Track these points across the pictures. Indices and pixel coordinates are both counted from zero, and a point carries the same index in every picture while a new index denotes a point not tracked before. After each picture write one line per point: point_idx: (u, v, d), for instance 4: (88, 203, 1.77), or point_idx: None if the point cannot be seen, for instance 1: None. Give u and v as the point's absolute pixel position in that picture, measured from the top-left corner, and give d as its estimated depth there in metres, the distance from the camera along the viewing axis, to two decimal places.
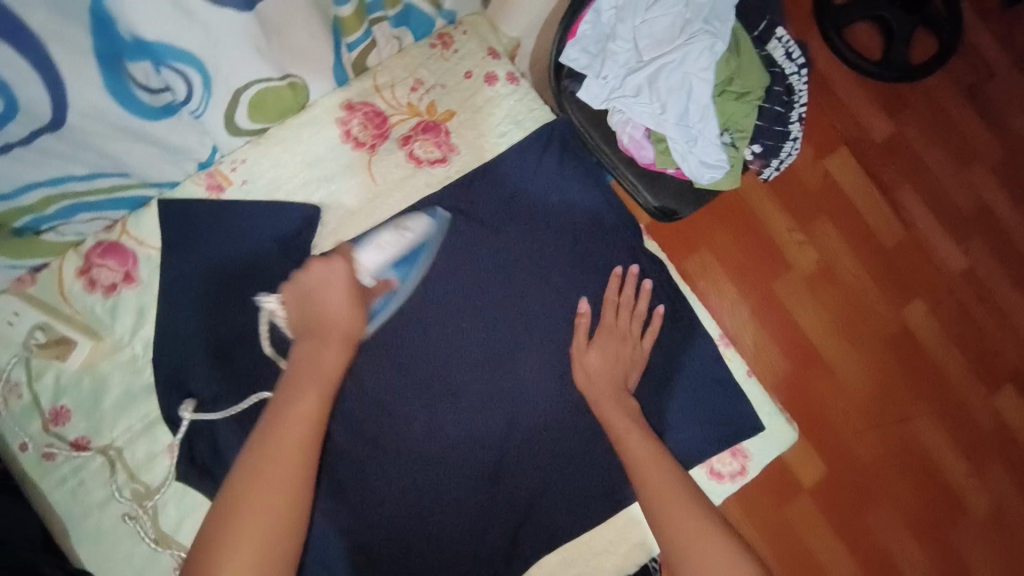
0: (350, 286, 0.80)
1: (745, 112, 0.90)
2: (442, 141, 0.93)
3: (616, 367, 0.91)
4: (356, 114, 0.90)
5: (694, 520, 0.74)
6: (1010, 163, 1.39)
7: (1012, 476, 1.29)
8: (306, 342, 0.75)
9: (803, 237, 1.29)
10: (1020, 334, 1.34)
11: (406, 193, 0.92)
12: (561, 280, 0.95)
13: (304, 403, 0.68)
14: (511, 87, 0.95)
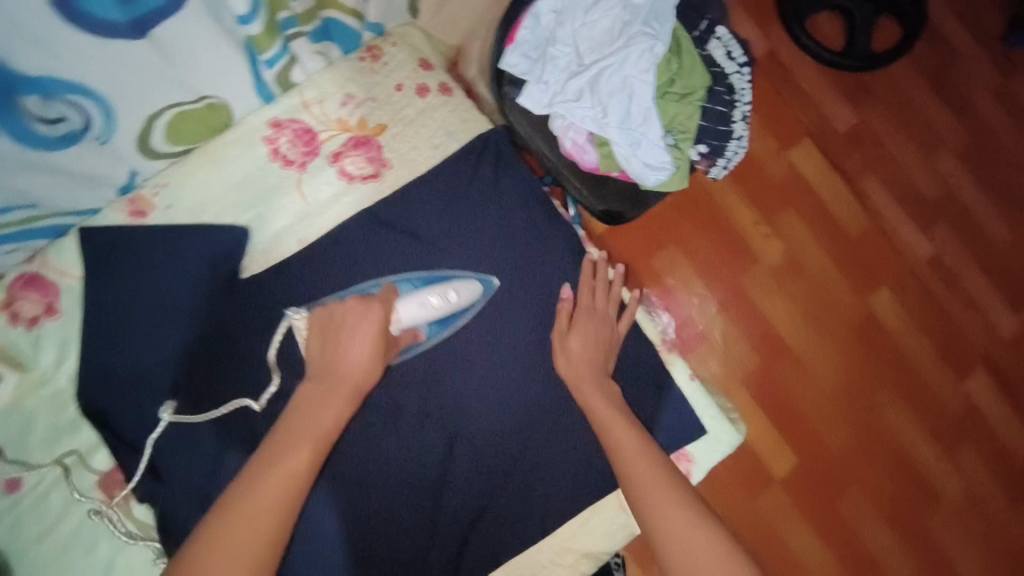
0: (371, 345, 0.80)
1: (688, 112, 0.74)
2: (374, 156, 0.95)
3: (596, 355, 0.91)
4: (285, 132, 0.93)
5: (665, 497, 0.76)
6: (978, 146, 1.38)
7: (984, 459, 1.30)
8: (320, 391, 0.76)
9: (769, 230, 1.29)
10: (988, 318, 1.34)
11: (338, 210, 0.93)
12: (522, 284, 0.95)
13: (290, 466, 0.69)
14: (442, 97, 0.99)
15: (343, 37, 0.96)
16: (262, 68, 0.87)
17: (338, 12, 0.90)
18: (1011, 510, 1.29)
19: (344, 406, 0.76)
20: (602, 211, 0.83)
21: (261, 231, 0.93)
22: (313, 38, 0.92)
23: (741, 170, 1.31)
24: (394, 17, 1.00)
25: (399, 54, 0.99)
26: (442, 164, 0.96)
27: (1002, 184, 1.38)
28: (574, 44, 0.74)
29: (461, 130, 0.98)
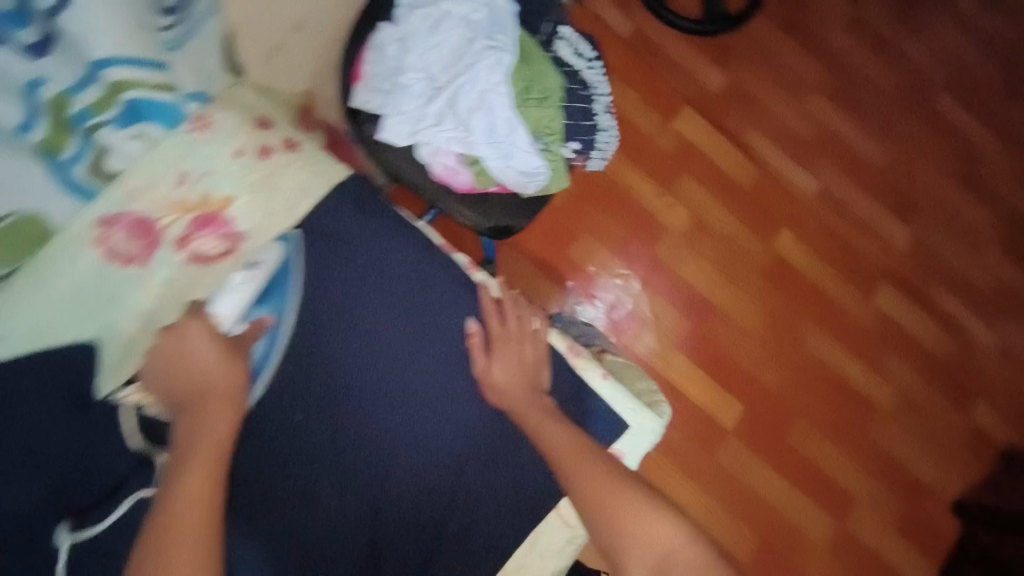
0: (215, 348, 0.63)
1: (550, 113, 0.69)
2: (229, 233, 0.66)
3: (521, 377, 0.71)
4: (114, 227, 0.62)
5: (605, 483, 0.64)
6: (838, 81, 1.48)
7: (908, 364, 1.39)
8: (184, 419, 0.60)
9: (671, 199, 1.34)
10: (883, 236, 1.43)
11: (186, 309, 0.64)
12: (414, 303, 0.71)
13: (188, 488, 0.55)
14: (291, 150, 0.69)
15: (162, 116, 0.63)
16: (68, 167, 0.58)
17: (140, 88, 0.59)
18: (939, 404, 1.39)
19: (228, 414, 0.61)
20: (491, 229, 0.72)
21: (114, 346, 0.64)
22: (117, 126, 0.60)
23: (633, 147, 1.34)
24: (214, 77, 0.68)
25: (230, 120, 0.67)
26: (306, 214, 0.70)
27: (867, 111, 1.48)
28: (423, 66, 0.67)
29: (319, 176, 0.70)
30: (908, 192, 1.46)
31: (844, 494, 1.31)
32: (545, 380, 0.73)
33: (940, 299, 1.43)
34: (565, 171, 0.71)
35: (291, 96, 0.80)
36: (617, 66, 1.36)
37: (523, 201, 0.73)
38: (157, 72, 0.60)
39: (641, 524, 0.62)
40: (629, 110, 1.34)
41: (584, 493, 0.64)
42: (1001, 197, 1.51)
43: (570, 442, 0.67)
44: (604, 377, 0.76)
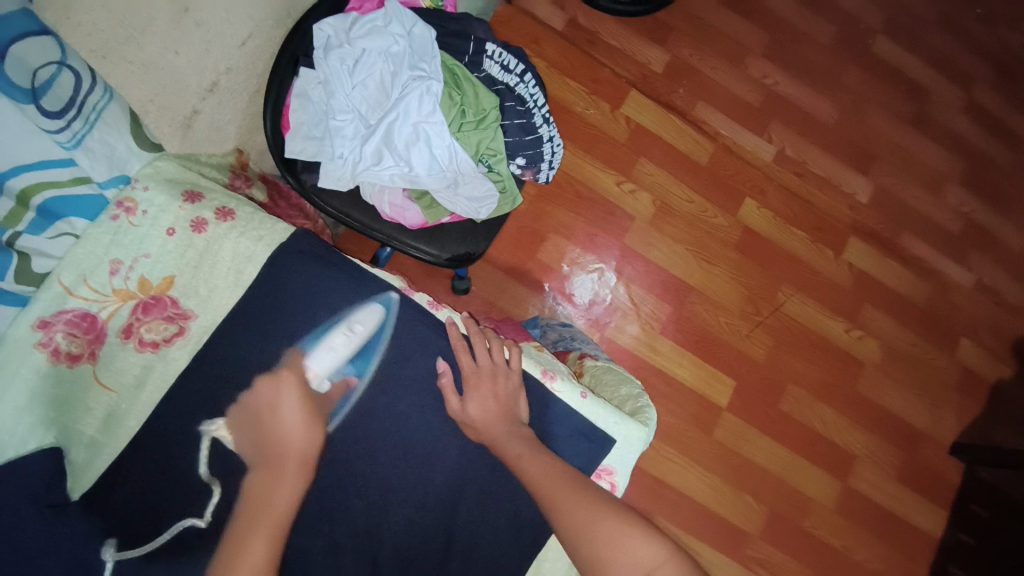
0: (303, 406, 0.63)
1: (491, 135, 0.67)
2: (173, 313, 0.64)
3: (499, 409, 0.67)
4: (55, 329, 0.60)
5: (581, 507, 0.60)
6: (778, 43, 1.48)
7: (887, 313, 1.41)
8: (258, 476, 0.61)
9: (632, 185, 1.33)
10: (845, 190, 1.44)
11: (145, 396, 0.62)
12: (378, 356, 0.68)
13: (252, 556, 0.56)
14: (228, 223, 0.66)
15: (80, 206, 0.61)
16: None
17: (52, 186, 0.57)
18: (923, 347, 1.42)
19: (296, 480, 0.61)
20: (449, 259, 0.71)
21: (79, 445, 0.61)
22: (34, 229, 0.57)
23: (587, 139, 1.32)
24: (133, 160, 0.63)
25: (157, 197, 0.64)
26: (257, 279, 0.66)
27: (811, 69, 1.49)
28: (353, 107, 0.65)
29: (262, 245, 0.66)
30: (864, 143, 1.48)
31: (842, 451, 1.33)
32: (522, 407, 0.69)
33: (908, 244, 1.46)
34: (515, 190, 0.72)
35: (224, 160, 0.74)
36: (558, 59, 1.34)
37: (481, 224, 0.72)
38: (67, 169, 0.57)
39: (622, 546, 0.58)
40: (576, 102, 1.33)
41: (560, 523, 0.60)
42: (954, 135, 1.54)
43: (544, 470, 0.63)
44: (583, 396, 0.72)
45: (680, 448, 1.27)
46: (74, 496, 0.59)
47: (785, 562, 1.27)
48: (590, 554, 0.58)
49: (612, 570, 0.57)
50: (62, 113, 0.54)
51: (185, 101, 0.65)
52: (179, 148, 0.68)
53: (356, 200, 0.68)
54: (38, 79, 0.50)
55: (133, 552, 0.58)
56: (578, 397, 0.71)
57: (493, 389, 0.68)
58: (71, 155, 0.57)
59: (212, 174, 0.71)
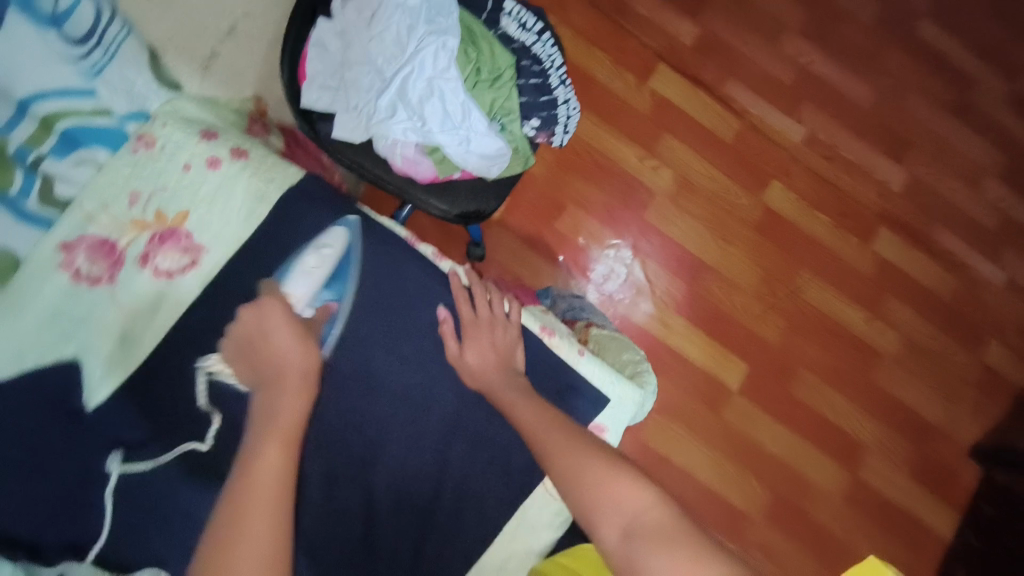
0: (290, 323, 0.62)
1: (505, 94, 0.67)
2: (188, 244, 0.67)
3: (495, 361, 0.69)
4: (77, 251, 0.64)
5: (572, 455, 0.60)
6: (816, 20, 1.43)
7: (910, 306, 1.37)
8: (262, 395, 0.58)
9: (653, 160, 1.31)
10: (876, 176, 1.40)
11: (160, 321, 0.66)
12: (379, 299, 0.70)
13: (267, 457, 0.52)
14: (240, 162, 0.69)
15: (103, 138, 0.68)
16: (18, 204, 0.61)
17: (73, 115, 0.65)
18: (945, 344, 1.37)
19: (301, 394, 0.58)
20: (458, 216, 0.70)
21: (96, 361, 0.64)
22: (57, 153, 0.64)
23: (610, 111, 1.31)
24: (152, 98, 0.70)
25: (175, 134, 0.68)
26: (268, 217, 0.69)
27: (849, 48, 1.43)
28: (369, 59, 0.66)
29: (272, 185, 0.69)
30: (900, 129, 1.42)
31: (850, 440, 1.32)
32: (519, 359, 0.71)
33: (939, 237, 1.40)
34: (528, 151, 0.71)
35: (242, 104, 0.75)
36: (586, 28, 1.32)
37: (492, 183, 0.71)
38: (89, 98, 0.65)
39: (610, 491, 0.56)
40: (602, 73, 1.31)
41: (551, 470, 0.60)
42: (999, 126, 1.46)
43: (540, 419, 0.64)
44: (580, 353, 0.74)
45: (684, 426, 1.27)
46: (93, 405, 0.63)
47: (786, 547, 1.25)
48: (579, 501, 0.57)
49: (600, 512, 0.55)
50: (83, 41, 0.61)
51: (204, 41, 0.70)
52: (198, 88, 0.71)
53: (368, 151, 0.68)
54: (60, 7, 0.59)
55: (137, 465, 0.63)
56: (576, 354, 0.74)
57: (488, 339, 0.70)
58: (92, 84, 0.64)
59: (231, 117, 0.73)
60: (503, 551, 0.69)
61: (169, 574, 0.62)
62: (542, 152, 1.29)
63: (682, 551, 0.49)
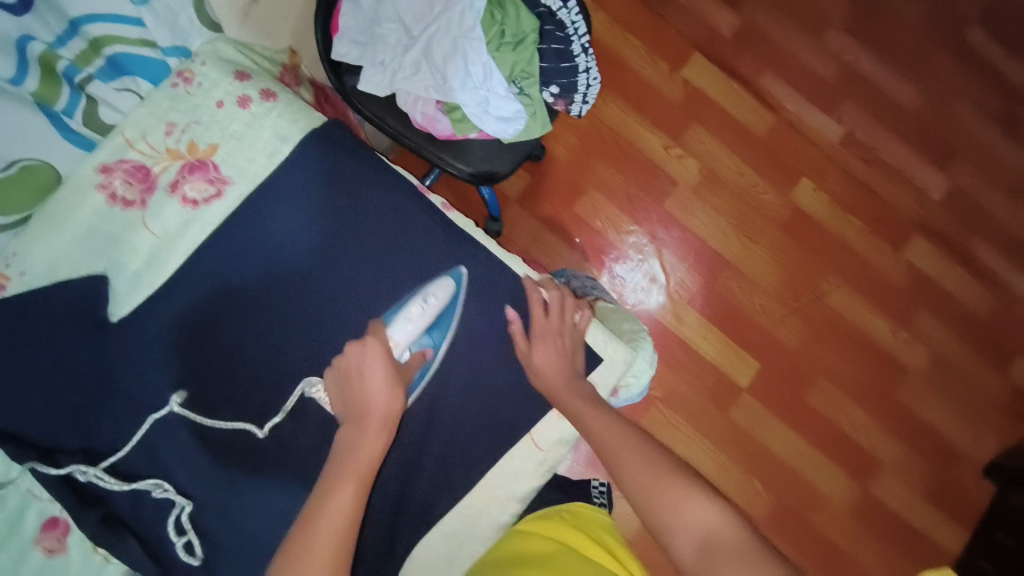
0: (386, 370, 0.60)
1: (527, 58, 0.69)
2: (214, 177, 0.66)
3: (563, 370, 0.65)
4: (115, 174, 0.66)
5: (640, 461, 0.59)
6: (864, 19, 1.39)
7: (943, 321, 1.32)
8: (345, 432, 0.58)
9: (681, 150, 1.30)
10: (914, 183, 1.35)
11: (181, 249, 0.66)
12: (393, 245, 0.67)
13: (337, 504, 0.52)
14: (269, 104, 0.67)
15: (147, 67, 0.69)
16: (61, 121, 0.64)
17: (121, 41, 0.65)
18: (975, 360, 1.32)
19: (379, 439, 0.57)
20: (473, 174, 0.72)
21: (123, 279, 0.66)
22: (101, 74, 0.66)
23: (640, 99, 1.31)
24: (195, 33, 0.69)
25: (212, 71, 0.68)
26: (291, 157, 0.66)
27: (897, 50, 1.39)
28: (398, 18, 0.69)
29: (297, 129, 0.67)
30: (943, 135, 1.37)
31: (863, 451, 1.28)
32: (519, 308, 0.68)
33: (978, 251, 1.34)
34: (546, 116, 0.72)
35: (277, 55, 0.77)
36: (623, 15, 1.32)
37: (507, 146, 0.73)
38: (133, 26, 0.65)
39: (693, 515, 0.54)
40: (635, 61, 1.31)
41: (619, 475, 0.59)
42: None
43: (608, 422, 0.63)
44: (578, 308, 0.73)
45: (691, 419, 1.25)
46: (116, 317, 0.65)
47: (785, 550, 1.24)
48: (648, 506, 0.56)
49: (681, 534, 0.53)
50: None
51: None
52: (237, 33, 0.72)
53: (391, 107, 0.71)
54: None
55: (191, 414, 0.64)
56: None
57: (554, 340, 0.66)
58: (138, 14, 0.64)
59: (265, 65, 0.74)
60: (484, 498, 0.66)
61: (171, 487, 0.63)
62: (568, 135, 1.29)
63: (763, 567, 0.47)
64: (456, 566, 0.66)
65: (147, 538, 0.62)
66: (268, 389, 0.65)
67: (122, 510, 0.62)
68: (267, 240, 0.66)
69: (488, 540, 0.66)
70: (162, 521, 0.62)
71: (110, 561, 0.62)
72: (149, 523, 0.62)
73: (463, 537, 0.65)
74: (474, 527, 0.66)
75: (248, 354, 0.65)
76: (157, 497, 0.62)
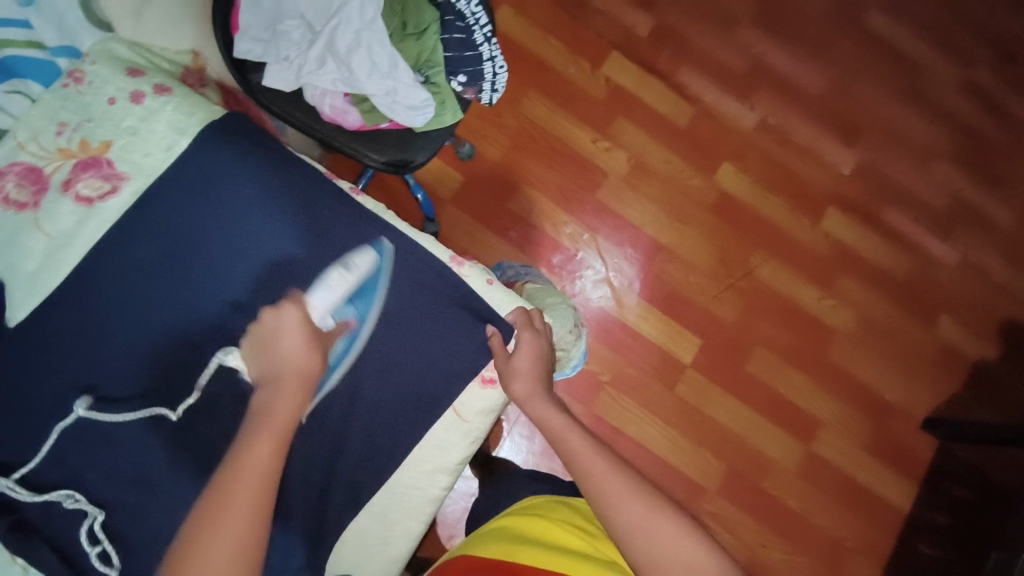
0: (305, 334, 0.59)
1: (430, 47, 0.73)
2: (109, 173, 0.64)
3: (536, 382, 0.66)
4: (7, 178, 0.63)
5: (637, 503, 0.58)
6: (768, 12, 1.48)
7: (867, 286, 1.39)
8: (259, 392, 0.57)
9: (609, 143, 1.35)
10: (827, 160, 1.43)
11: (75, 250, 0.62)
12: (298, 220, 0.66)
13: (257, 456, 0.52)
14: (164, 97, 0.66)
15: (37, 70, 0.67)
16: None
17: (10, 44, 0.64)
18: (900, 320, 1.39)
19: (296, 397, 0.57)
20: (387, 163, 0.74)
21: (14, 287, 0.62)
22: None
23: (565, 96, 1.35)
24: (85, 34, 0.67)
25: (103, 69, 0.66)
26: (190, 150, 0.65)
27: (800, 40, 1.48)
28: (300, 14, 0.70)
29: (195, 121, 0.66)
30: (850, 115, 1.47)
31: (807, 416, 1.32)
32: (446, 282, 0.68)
33: (891, 217, 1.43)
34: (456, 104, 0.75)
35: (177, 56, 0.73)
36: (542, 19, 1.37)
37: (419, 134, 0.75)
38: (20, 29, 0.64)
39: (675, 547, 0.56)
40: (558, 61, 1.36)
41: (611, 516, 0.58)
42: (946, 111, 1.50)
43: (597, 455, 0.61)
44: (490, 283, 0.70)
45: (640, 399, 1.28)
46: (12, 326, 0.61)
47: (741, 520, 1.27)
48: (647, 554, 0.56)
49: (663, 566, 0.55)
50: None
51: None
52: (130, 33, 0.69)
53: (299, 101, 0.73)
54: None
55: (100, 415, 0.60)
56: (485, 283, 0.70)
57: (533, 361, 0.66)
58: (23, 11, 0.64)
59: (165, 65, 0.71)
60: (413, 473, 0.66)
61: (83, 496, 0.60)
62: (498, 135, 1.32)
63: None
64: (393, 543, 0.67)
65: (65, 546, 0.60)
66: (174, 384, 0.62)
67: (33, 520, 0.59)
68: (168, 234, 0.64)
69: (421, 513, 0.67)
70: (75, 530, 0.60)
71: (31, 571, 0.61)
72: (61, 531, 0.60)
73: (397, 513, 0.67)
74: (407, 502, 0.67)
75: (152, 344, 0.62)
76: (69, 508, 0.60)
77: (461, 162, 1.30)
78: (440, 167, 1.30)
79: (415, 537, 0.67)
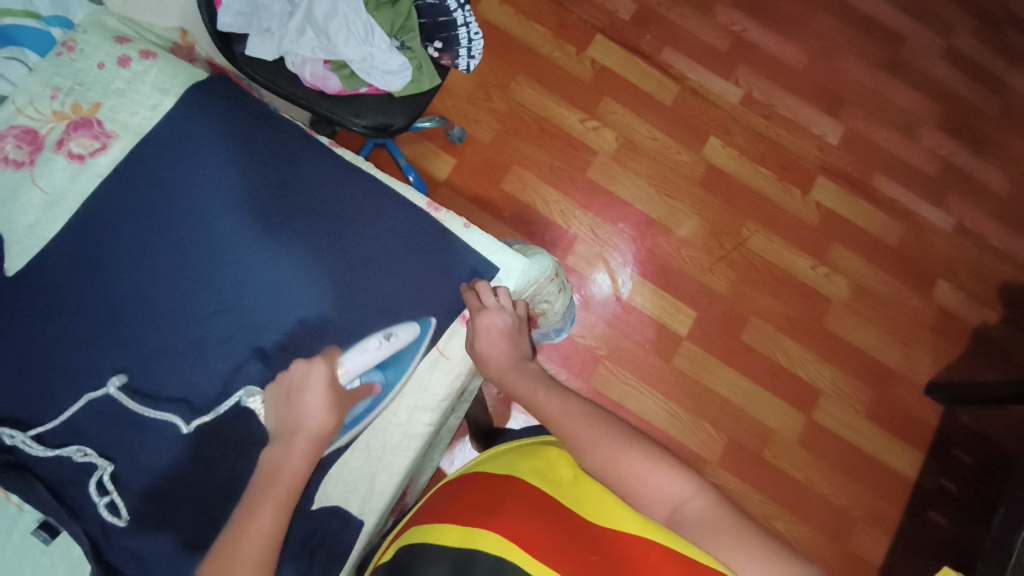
0: (328, 395, 0.61)
1: (404, 14, 0.77)
2: (98, 132, 0.67)
3: (502, 345, 0.68)
4: (7, 140, 0.66)
5: (606, 446, 0.59)
6: None
7: (861, 254, 1.39)
8: (273, 448, 0.59)
9: (596, 122, 1.38)
10: (814, 131, 1.44)
11: (69, 205, 0.66)
12: (281, 174, 0.70)
13: (260, 520, 0.54)
14: (148, 62, 0.70)
15: (36, 44, 0.71)
16: None
17: (8, 14, 0.68)
18: (896, 287, 1.39)
19: (304, 458, 0.58)
20: (368, 126, 0.81)
21: (17, 239, 0.65)
22: None
23: (551, 80, 1.38)
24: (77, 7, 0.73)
25: (93, 38, 0.71)
26: (173, 109, 0.69)
27: (781, 16, 1.50)
28: None
29: (179, 82, 0.70)
30: (834, 87, 1.48)
31: (806, 384, 1.32)
32: (426, 226, 0.72)
33: (880, 185, 1.44)
34: (432, 70, 0.81)
35: (165, 33, 0.80)
36: (526, 7, 1.41)
37: (399, 99, 0.82)
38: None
39: (648, 482, 0.56)
40: (542, 46, 1.40)
41: (587, 461, 0.59)
42: (932, 80, 1.51)
43: (571, 406, 0.63)
44: (466, 226, 0.75)
45: (639, 372, 1.29)
46: (9, 277, 0.64)
47: (743, 489, 1.26)
48: (622, 489, 0.57)
49: (639, 500, 0.56)
50: None
51: None
52: (120, 8, 0.75)
53: (282, 71, 0.79)
54: None
55: (126, 395, 0.63)
56: (462, 227, 0.75)
57: (505, 335, 0.68)
58: None
59: (154, 39, 0.77)
60: (397, 409, 0.68)
61: (92, 451, 0.61)
62: (487, 118, 1.35)
63: (725, 535, 0.52)
64: (376, 479, 0.67)
65: (63, 491, 0.60)
66: (163, 329, 0.65)
67: (32, 465, 0.61)
68: (158, 187, 0.67)
69: (404, 449, 0.68)
70: (83, 482, 0.61)
71: (26, 509, 0.63)
72: (67, 481, 0.61)
73: (380, 448, 0.68)
74: (389, 437, 0.68)
75: (143, 292, 0.65)
76: (79, 461, 0.61)
77: (453, 145, 1.34)
78: (432, 152, 1.33)
79: (398, 473, 0.68)
